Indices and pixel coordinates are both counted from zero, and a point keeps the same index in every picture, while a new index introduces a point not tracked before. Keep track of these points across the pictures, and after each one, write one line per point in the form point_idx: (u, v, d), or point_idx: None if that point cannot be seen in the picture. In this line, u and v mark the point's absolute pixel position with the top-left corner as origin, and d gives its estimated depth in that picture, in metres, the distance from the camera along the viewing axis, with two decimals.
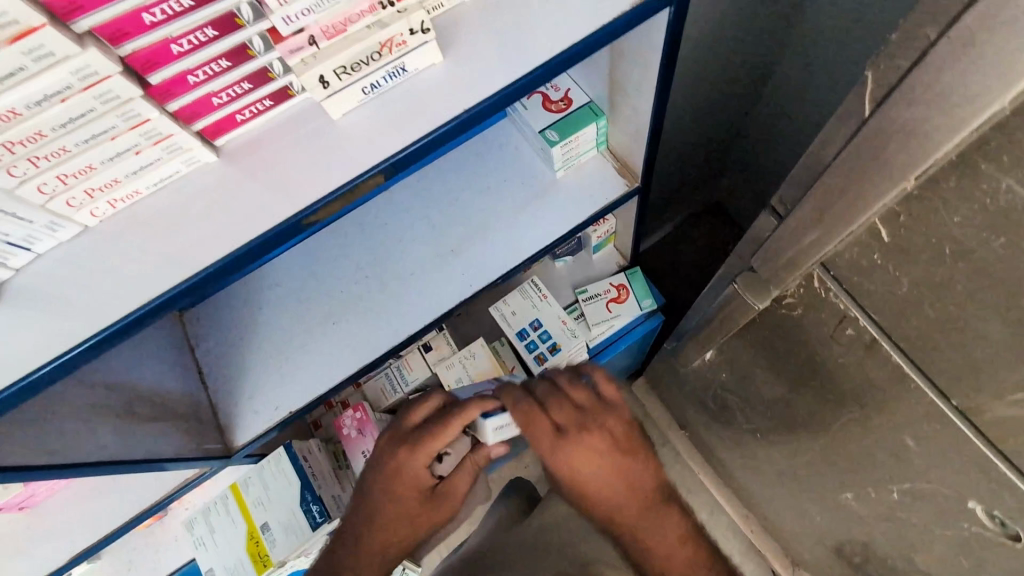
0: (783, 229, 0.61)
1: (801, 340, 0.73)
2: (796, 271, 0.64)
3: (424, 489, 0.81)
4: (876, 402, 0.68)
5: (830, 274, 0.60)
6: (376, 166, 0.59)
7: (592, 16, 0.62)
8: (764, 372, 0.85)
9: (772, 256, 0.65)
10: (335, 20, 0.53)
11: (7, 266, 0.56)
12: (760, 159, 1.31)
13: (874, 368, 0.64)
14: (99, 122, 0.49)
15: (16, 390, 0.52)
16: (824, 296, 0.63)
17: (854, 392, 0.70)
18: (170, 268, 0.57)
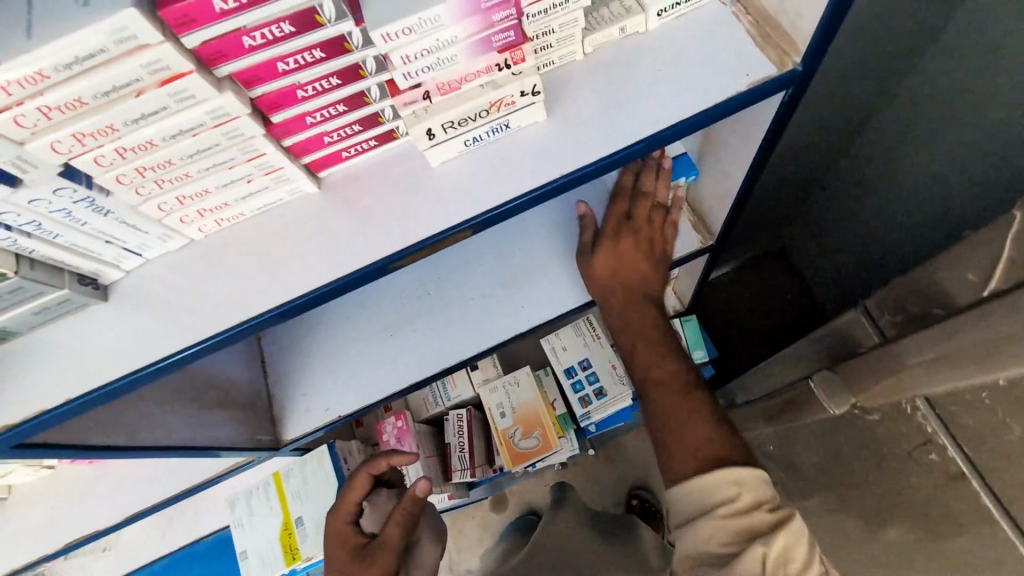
0: (887, 350, 0.60)
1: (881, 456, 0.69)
2: (890, 392, 0.61)
3: (355, 546, 0.86)
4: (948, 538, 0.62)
5: (927, 405, 0.60)
6: (466, 220, 0.59)
7: (703, 94, 0.60)
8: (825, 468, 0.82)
9: (864, 369, 0.64)
10: (451, 78, 0.54)
11: (119, 268, 0.61)
12: (839, 225, 1.22)
13: (957, 502, 0.59)
14: (221, 154, 0.52)
15: (110, 391, 0.56)
16: (911, 415, 0.62)
17: (927, 517, 0.64)
18: (262, 291, 0.60)
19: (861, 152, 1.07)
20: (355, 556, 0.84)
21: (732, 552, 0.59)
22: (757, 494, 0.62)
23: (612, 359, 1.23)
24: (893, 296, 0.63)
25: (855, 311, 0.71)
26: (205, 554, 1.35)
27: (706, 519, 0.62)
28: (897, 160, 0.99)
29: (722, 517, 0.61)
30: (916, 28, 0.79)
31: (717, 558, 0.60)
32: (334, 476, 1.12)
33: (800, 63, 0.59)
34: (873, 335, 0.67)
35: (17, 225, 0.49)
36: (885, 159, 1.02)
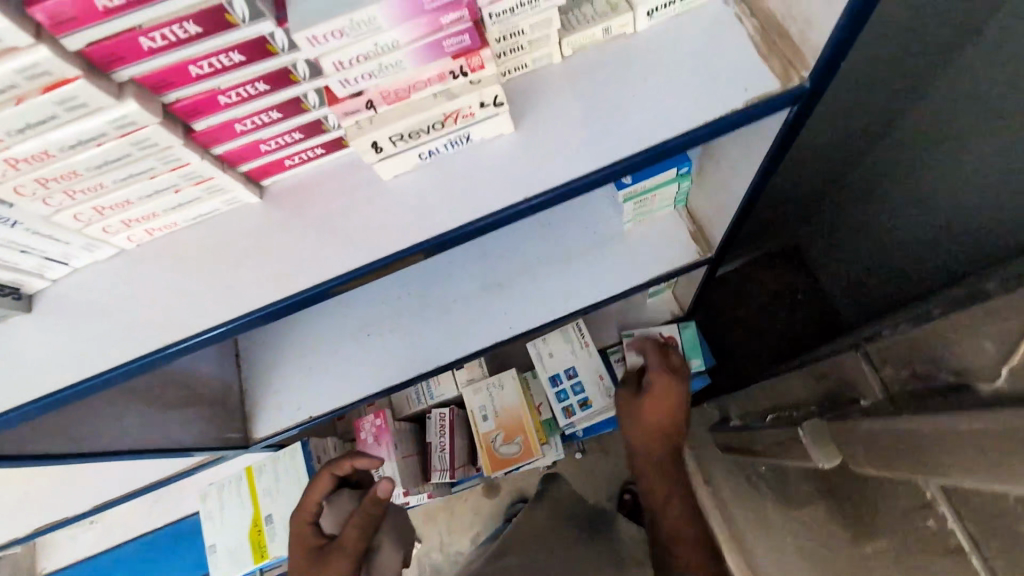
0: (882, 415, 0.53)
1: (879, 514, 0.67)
2: (874, 461, 0.55)
3: (312, 549, 0.75)
4: None
5: None
6: (419, 244, 0.54)
7: (693, 111, 0.53)
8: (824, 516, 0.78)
9: (851, 426, 0.57)
10: (397, 86, 0.47)
11: (45, 277, 0.57)
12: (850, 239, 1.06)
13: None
14: (138, 164, 0.46)
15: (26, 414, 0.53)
16: None
17: None
18: (196, 309, 0.55)
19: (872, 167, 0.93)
20: (312, 560, 0.73)
21: None
22: None
23: (599, 369, 1.17)
24: (898, 350, 0.56)
25: (857, 356, 0.64)
26: (185, 541, 1.36)
27: None
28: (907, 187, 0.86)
29: None
30: (937, 46, 0.69)
31: None
32: (305, 474, 1.10)
33: (808, 79, 0.51)
34: (875, 388, 0.60)
35: None
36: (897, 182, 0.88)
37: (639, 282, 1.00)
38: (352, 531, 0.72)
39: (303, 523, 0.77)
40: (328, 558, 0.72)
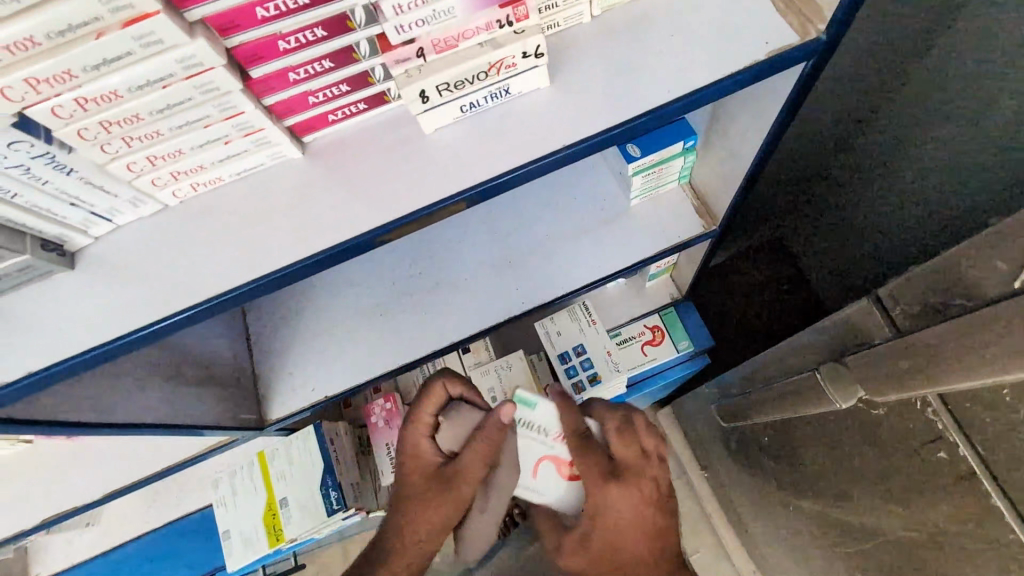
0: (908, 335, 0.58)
1: (898, 452, 0.73)
2: (903, 390, 0.59)
3: (431, 470, 0.85)
4: (969, 510, 0.64)
5: (947, 408, 0.62)
6: (458, 193, 0.56)
7: (724, 62, 0.58)
8: (858, 463, 0.84)
9: (874, 358, 0.62)
10: (448, 35, 0.50)
11: (88, 234, 0.58)
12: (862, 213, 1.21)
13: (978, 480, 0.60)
14: (196, 110, 0.48)
15: (92, 358, 0.54)
16: (925, 415, 0.65)
17: (946, 498, 0.67)
18: (246, 260, 0.57)
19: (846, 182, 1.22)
20: (432, 477, 0.85)
21: None
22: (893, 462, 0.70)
23: (606, 346, 1.20)
24: (909, 287, 0.60)
25: (863, 300, 0.68)
26: (197, 535, 1.35)
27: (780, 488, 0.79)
28: (839, 213, 1.25)
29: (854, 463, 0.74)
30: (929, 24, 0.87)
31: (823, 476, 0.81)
32: (320, 457, 1.09)
33: (825, 32, 0.56)
34: (885, 328, 0.64)
35: None
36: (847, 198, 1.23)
37: (646, 254, 1.03)
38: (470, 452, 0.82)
39: (420, 438, 0.87)
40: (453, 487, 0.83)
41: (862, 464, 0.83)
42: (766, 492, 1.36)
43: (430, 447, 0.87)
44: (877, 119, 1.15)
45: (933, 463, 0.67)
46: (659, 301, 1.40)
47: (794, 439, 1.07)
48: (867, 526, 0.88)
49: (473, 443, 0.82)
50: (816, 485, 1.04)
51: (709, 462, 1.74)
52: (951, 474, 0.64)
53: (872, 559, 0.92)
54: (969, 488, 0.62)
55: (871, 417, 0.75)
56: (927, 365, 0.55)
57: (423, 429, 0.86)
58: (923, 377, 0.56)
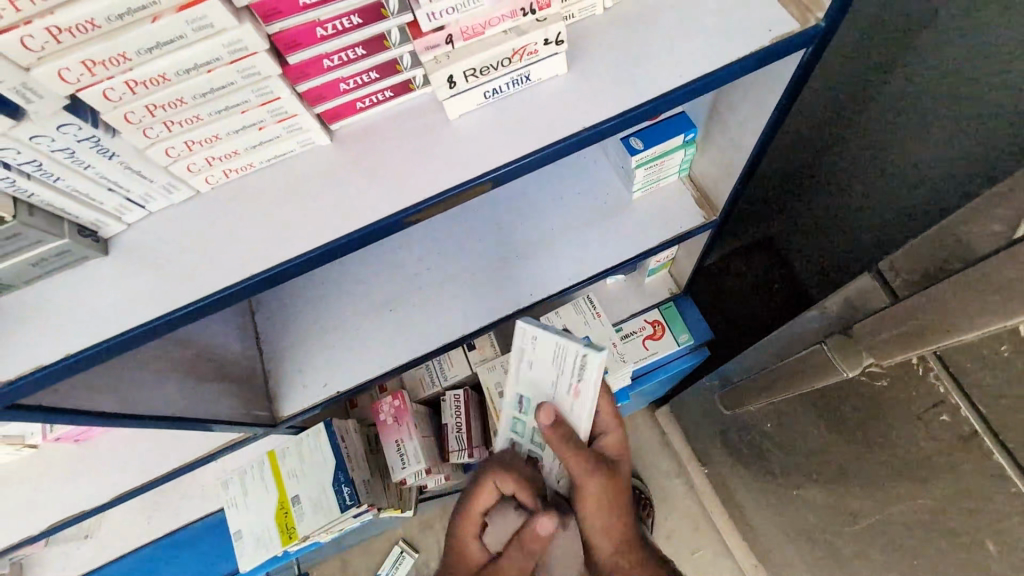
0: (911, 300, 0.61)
1: (901, 422, 0.76)
2: (912, 349, 0.63)
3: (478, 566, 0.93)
4: (974, 472, 0.67)
5: (948, 372, 0.65)
6: (484, 174, 0.59)
7: (730, 48, 0.61)
8: (861, 439, 0.87)
9: (882, 325, 0.65)
10: (474, 22, 0.54)
11: (121, 220, 0.59)
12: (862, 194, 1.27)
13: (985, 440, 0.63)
14: (236, 94, 0.50)
15: (130, 338, 0.55)
16: (926, 379, 0.68)
17: (949, 463, 0.70)
18: (277, 243, 0.59)
19: (841, 173, 1.30)
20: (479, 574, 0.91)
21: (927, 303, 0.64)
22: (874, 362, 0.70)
23: (612, 337, 1.23)
24: (909, 258, 0.64)
25: (864, 276, 0.72)
26: (187, 545, 1.34)
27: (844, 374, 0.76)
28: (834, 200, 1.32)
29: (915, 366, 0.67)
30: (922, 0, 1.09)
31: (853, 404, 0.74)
32: (332, 453, 1.09)
33: (822, 20, 0.60)
34: (884, 298, 0.69)
35: (17, 164, 0.47)
36: (842, 188, 1.30)
37: (650, 245, 1.06)
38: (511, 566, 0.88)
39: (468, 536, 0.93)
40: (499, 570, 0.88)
41: (864, 440, 0.86)
42: (768, 482, 1.38)
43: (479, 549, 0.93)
44: (856, 115, 1.25)
45: (935, 427, 0.70)
46: (658, 296, 1.42)
47: (795, 423, 1.09)
48: (870, 501, 0.91)
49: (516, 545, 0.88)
50: (818, 466, 1.07)
51: (708, 456, 1.76)
52: (953, 438, 0.68)
53: (877, 536, 0.94)
54: (973, 450, 0.65)
55: (874, 391, 0.78)
56: (936, 326, 0.59)
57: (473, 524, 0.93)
58: (934, 333, 0.59)
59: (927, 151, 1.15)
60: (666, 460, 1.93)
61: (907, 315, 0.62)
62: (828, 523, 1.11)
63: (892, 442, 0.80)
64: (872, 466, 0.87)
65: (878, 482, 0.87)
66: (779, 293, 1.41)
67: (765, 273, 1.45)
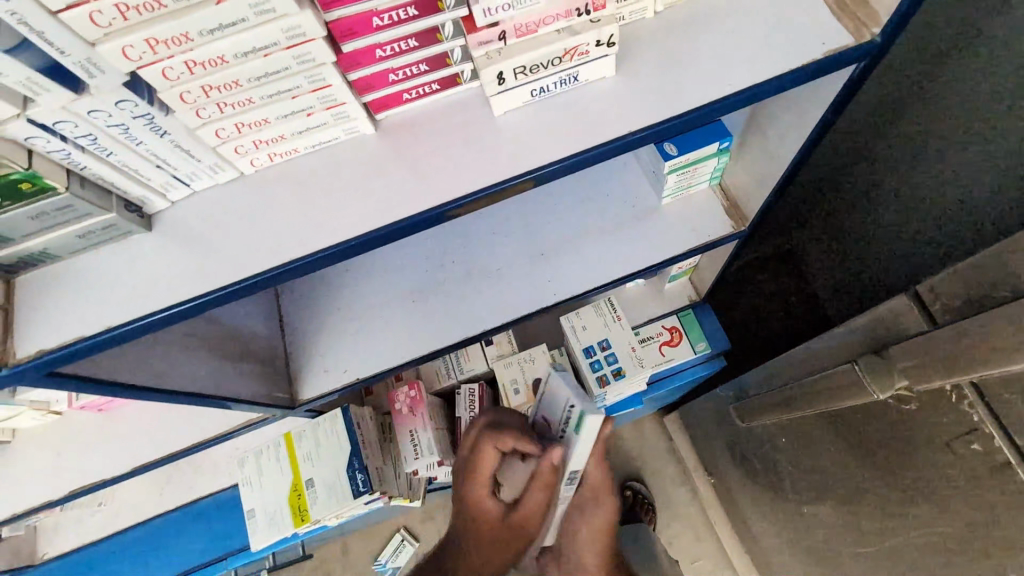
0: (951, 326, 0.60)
1: (927, 447, 0.75)
2: (949, 376, 0.61)
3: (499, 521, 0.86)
4: (1001, 504, 0.66)
5: (986, 403, 0.64)
6: (526, 172, 0.58)
7: (782, 58, 0.60)
8: (881, 460, 0.86)
9: (918, 350, 0.64)
10: (528, 20, 0.54)
11: (166, 198, 0.60)
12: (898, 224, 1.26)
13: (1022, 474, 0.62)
14: (289, 80, 0.50)
15: (169, 316, 0.56)
16: (962, 408, 0.68)
17: (976, 492, 0.69)
18: (318, 229, 0.59)
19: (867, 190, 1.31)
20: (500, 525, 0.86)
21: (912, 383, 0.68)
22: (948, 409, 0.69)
23: (631, 341, 1.22)
24: (952, 283, 0.64)
25: (899, 297, 0.71)
26: (200, 518, 1.36)
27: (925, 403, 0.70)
28: (862, 224, 1.31)
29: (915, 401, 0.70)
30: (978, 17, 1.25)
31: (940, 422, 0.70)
32: (347, 439, 1.11)
33: (880, 35, 0.59)
34: (921, 322, 0.68)
35: (73, 136, 0.47)
36: (867, 203, 1.31)
37: (677, 252, 1.05)
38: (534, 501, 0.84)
39: (482, 496, 0.87)
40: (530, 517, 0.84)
41: (884, 460, 0.85)
42: (779, 497, 1.36)
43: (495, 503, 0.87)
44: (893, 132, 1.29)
45: (964, 455, 0.69)
46: (678, 302, 1.41)
47: (814, 439, 1.08)
48: (886, 524, 0.89)
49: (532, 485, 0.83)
50: (834, 485, 1.06)
51: (716, 466, 1.74)
52: (982, 467, 0.67)
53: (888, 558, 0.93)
54: (1005, 481, 0.64)
55: (904, 412, 0.77)
56: (975, 351, 0.58)
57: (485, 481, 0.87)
58: (973, 361, 0.58)
59: (957, 176, 1.21)
60: (673, 467, 1.92)
61: (945, 339, 0.61)
62: (837, 541, 1.10)
63: (914, 465, 0.79)
64: (891, 487, 0.86)
65: (896, 504, 0.86)
66: (795, 310, 1.38)
67: (784, 288, 1.40)
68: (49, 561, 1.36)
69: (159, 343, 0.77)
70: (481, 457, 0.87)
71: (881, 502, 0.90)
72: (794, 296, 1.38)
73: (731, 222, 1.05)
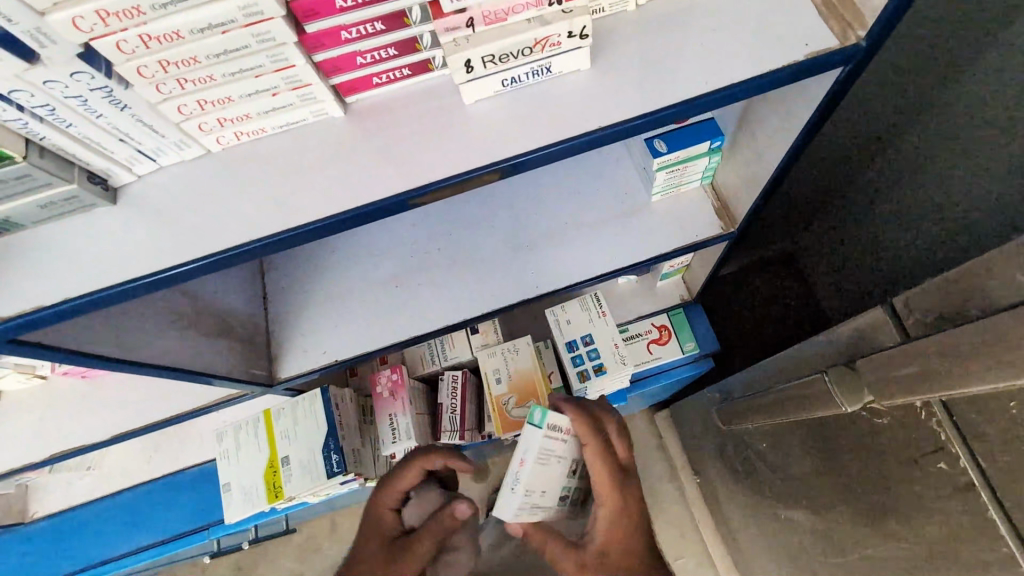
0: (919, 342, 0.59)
1: (897, 461, 0.74)
2: (913, 393, 0.60)
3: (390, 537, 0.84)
4: (962, 525, 0.64)
5: (951, 418, 0.63)
6: (496, 162, 0.57)
7: (762, 58, 0.59)
8: (854, 471, 0.85)
9: (884, 364, 0.64)
10: (498, 7, 0.53)
11: (131, 171, 0.60)
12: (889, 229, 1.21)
13: (984, 495, 0.60)
14: (249, 58, 0.50)
15: (126, 289, 0.56)
16: (930, 425, 0.66)
17: (941, 511, 0.67)
18: (283, 210, 0.59)
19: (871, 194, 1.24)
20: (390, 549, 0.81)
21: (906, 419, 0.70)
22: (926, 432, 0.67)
23: (615, 338, 1.21)
24: (926, 297, 0.62)
25: (877, 308, 0.70)
26: (184, 488, 1.38)
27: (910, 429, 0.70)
28: (855, 228, 1.27)
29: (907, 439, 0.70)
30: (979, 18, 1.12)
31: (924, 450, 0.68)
32: (324, 419, 1.11)
33: (864, 38, 0.57)
34: (896, 335, 0.67)
35: (30, 106, 0.47)
36: (864, 208, 1.25)
37: (662, 250, 1.03)
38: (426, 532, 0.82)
39: (383, 506, 0.87)
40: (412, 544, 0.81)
41: (858, 471, 0.84)
42: (759, 500, 1.36)
43: (395, 520, 0.87)
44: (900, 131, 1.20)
45: (931, 474, 0.68)
46: (668, 301, 1.40)
47: (793, 446, 1.07)
48: (857, 537, 0.89)
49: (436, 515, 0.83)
50: (811, 493, 1.05)
51: (703, 467, 1.74)
52: (949, 488, 0.65)
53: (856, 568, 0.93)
54: (970, 501, 0.63)
55: (877, 426, 0.76)
56: (937, 369, 0.56)
57: (391, 492, 0.87)
58: (937, 379, 0.56)
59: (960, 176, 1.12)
60: (660, 464, 1.92)
61: (910, 356, 0.59)
62: (812, 549, 1.09)
63: (885, 478, 0.78)
64: (862, 498, 0.85)
65: (866, 516, 0.85)
66: (791, 317, 1.36)
67: (777, 294, 1.39)
68: (39, 520, 1.39)
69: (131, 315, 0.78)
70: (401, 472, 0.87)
71: (852, 510, 0.89)
72: (787, 301, 1.37)
73: (721, 222, 1.03)
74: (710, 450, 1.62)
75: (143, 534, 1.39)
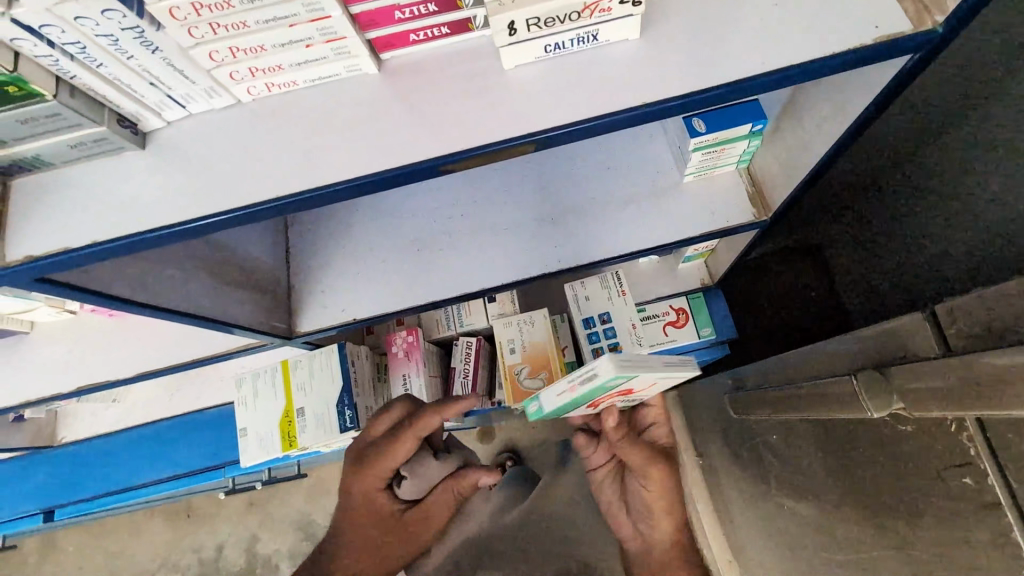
0: (962, 356, 0.56)
1: (917, 470, 0.72)
2: (946, 408, 0.58)
3: (389, 514, 0.84)
4: (976, 540, 0.63)
5: (983, 433, 0.62)
6: (532, 134, 0.55)
7: (825, 40, 0.54)
8: (866, 472, 0.85)
9: (917, 374, 0.62)
10: None
11: (161, 117, 0.60)
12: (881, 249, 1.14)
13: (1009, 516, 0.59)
14: (284, 6, 0.48)
15: (150, 238, 0.56)
16: (961, 440, 0.65)
17: (955, 525, 0.66)
18: (310, 168, 0.57)
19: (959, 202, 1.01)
20: (392, 522, 0.83)
21: (935, 434, 0.69)
22: (949, 446, 0.67)
23: (633, 318, 1.19)
24: (972, 308, 0.60)
25: (914, 314, 0.68)
26: (204, 427, 1.42)
27: (936, 442, 0.69)
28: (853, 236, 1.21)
29: (935, 453, 0.69)
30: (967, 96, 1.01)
31: (946, 464, 0.68)
32: (340, 375, 1.13)
33: (942, 24, 0.52)
34: (935, 345, 0.64)
35: (61, 42, 0.46)
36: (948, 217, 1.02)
37: (691, 234, 1.00)
38: (437, 504, 0.85)
39: (371, 490, 0.82)
40: (423, 515, 0.84)
41: (870, 473, 0.83)
42: (762, 490, 1.36)
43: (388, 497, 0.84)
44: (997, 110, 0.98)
45: (953, 487, 0.67)
46: (689, 284, 1.37)
47: (806, 442, 1.06)
48: (859, 537, 0.88)
49: (443, 485, 0.85)
50: (816, 489, 1.04)
51: (707, 450, 1.74)
52: (970, 503, 0.64)
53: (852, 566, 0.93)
54: (990, 520, 0.61)
55: (900, 433, 0.75)
56: (979, 386, 0.54)
57: (376, 478, 0.81)
58: (975, 397, 0.54)
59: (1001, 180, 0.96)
60: None
61: (950, 369, 0.57)
62: (810, 542, 1.10)
63: (899, 484, 0.77)
64: (868, 500, 0.84)
65: (869, 518, 0.85)
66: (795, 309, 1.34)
67: (788, 285, 1.37)
68: (66, 445, 1.46)
69: (156, 259, 0.78)
70: (390, 452, 0.79)
71: (856, 509, 0.89)
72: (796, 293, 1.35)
73: (755, 209, 0.99)
74: (717, 434, 1.62)
75: (163, 467, 1.45)
